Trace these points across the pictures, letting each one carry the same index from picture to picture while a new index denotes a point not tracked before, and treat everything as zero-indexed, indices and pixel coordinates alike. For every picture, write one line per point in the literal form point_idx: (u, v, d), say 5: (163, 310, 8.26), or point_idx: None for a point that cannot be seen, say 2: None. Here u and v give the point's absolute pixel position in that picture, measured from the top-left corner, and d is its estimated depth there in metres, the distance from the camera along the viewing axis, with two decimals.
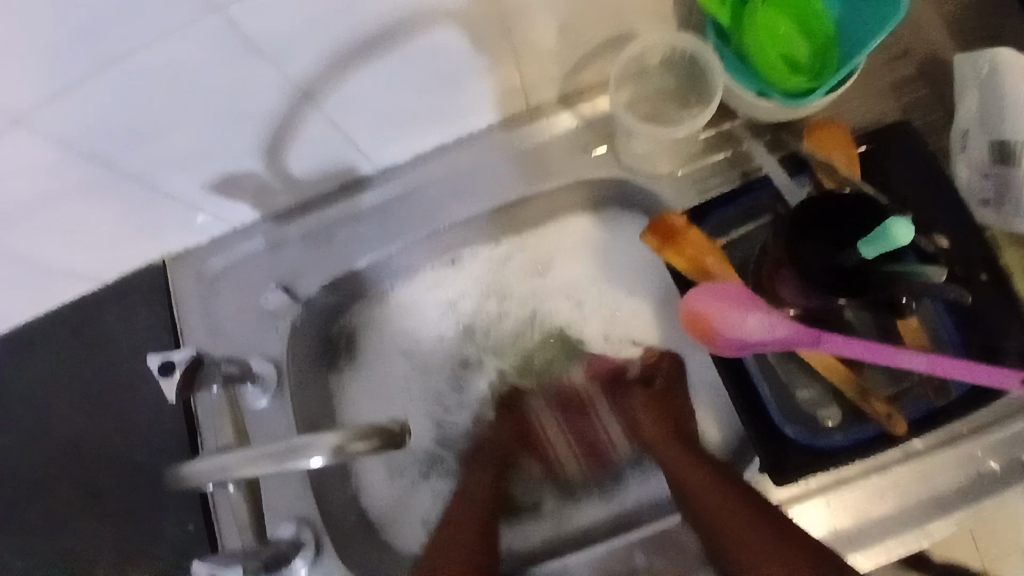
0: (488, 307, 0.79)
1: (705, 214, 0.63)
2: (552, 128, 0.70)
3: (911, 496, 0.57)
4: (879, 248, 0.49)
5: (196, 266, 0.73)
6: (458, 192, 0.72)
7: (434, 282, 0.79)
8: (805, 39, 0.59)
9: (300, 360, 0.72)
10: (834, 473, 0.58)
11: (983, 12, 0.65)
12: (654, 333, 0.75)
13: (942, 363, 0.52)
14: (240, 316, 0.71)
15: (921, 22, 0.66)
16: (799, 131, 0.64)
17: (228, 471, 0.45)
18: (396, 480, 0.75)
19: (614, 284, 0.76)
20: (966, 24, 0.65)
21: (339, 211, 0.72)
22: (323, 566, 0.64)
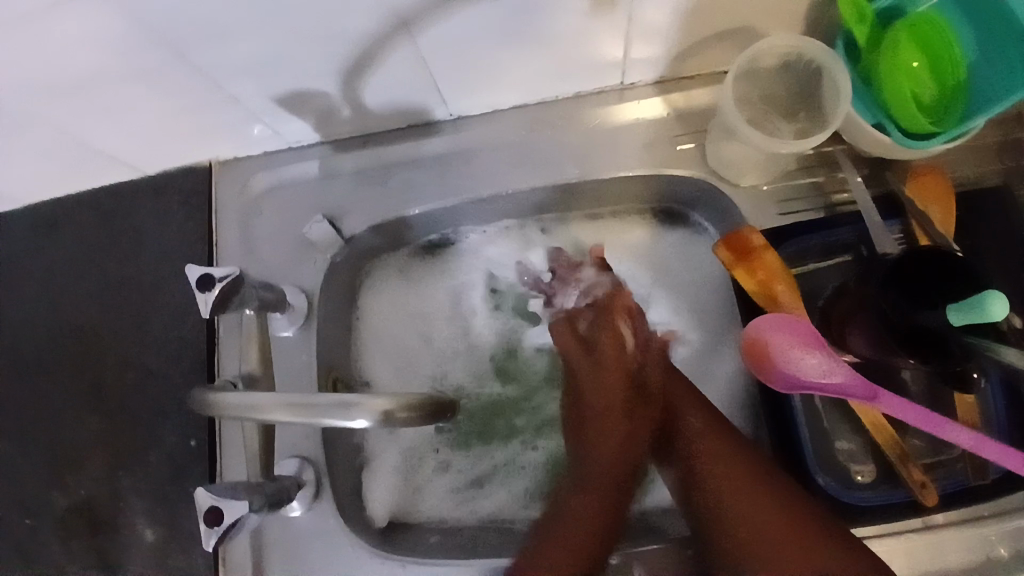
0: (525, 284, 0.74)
1: (784, 238, 0.60)
2: (640, 113, 0.66)
3: (919, 565, 0.55)
4: (968, 319, 0.46)
5: (242, 178, 0.70)
6: (526, 159, 0.67)
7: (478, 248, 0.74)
8: (933, 81, 0.55)
9: (331, 297, 0.70)
10: (875, 528, 0.55)
11: None
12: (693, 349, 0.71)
13: (989, 445, 0.50)
14: (279, 240, 0.68)
15: None
16: (902, 172, 0.60)
17: (256, 412, 0.43)
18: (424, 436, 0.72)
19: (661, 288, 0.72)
20: None
21: (401, 154, 0.68)
22: (319, 509, 0.63)
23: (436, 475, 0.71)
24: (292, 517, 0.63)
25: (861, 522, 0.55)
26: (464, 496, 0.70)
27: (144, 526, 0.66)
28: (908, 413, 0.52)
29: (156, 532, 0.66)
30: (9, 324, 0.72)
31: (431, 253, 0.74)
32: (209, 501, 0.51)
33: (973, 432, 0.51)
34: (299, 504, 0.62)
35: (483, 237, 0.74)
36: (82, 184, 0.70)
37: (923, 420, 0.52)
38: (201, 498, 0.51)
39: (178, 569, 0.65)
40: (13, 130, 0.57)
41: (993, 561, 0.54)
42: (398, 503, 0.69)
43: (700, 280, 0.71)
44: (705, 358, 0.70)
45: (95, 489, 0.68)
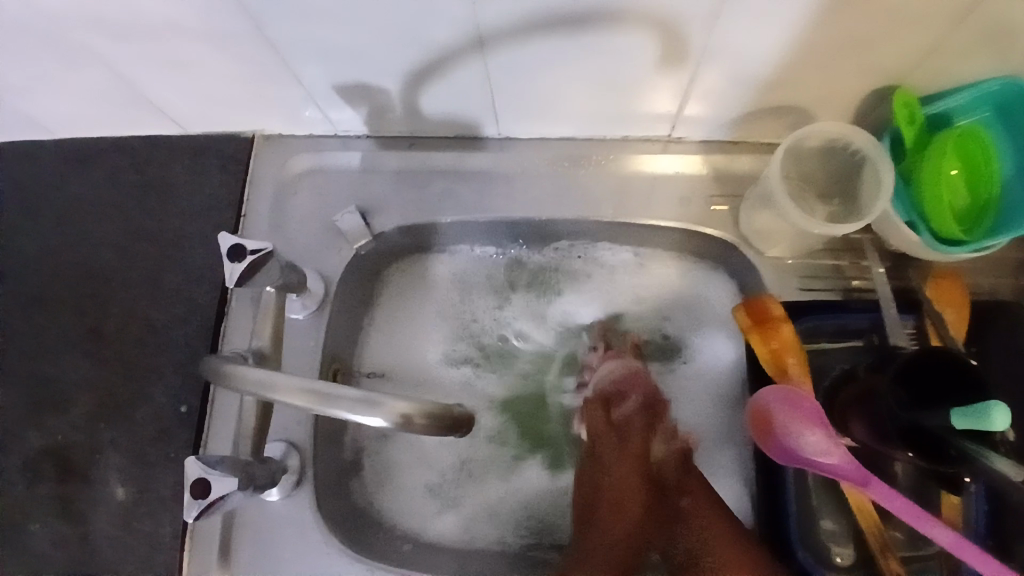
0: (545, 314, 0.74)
1: (804, 313, 0.62)
2: (683, 167, 0.68)
3: None
4: (969, 424, 0.48)
5: (284, 156, 0.70)
6: (564, 192, 0.68)
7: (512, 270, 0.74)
8: (966, 192, 0.59)
9: (349, 290, 0.70)
10: None
11: None
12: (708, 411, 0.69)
13: (967, 547, 0.51)
14: (309, 223, 0.69)
15: None
16: (924, 271, 0.62)
17: (271, 391, 0.43)
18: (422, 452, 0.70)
19: (673, 342, 0.71)
20: None
21: (444, 162, 0.69)
22: (297, 497, 0.63)
23: (422, 497, 0.68)
24: (269, 500, 0.62)
25: None
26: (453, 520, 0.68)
27: (115, 485, 0.65)
28: (895, 504, 0.53)
29: (128, 492, 0.64)
30: (19, 254, 0.72)
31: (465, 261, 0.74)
32: (197, 471, 0.51)
33: (953, 533, 0.52)
34: (278, 489, 0.62)
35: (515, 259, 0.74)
36: (126, 131, 0.70)
37: (909, 514, 0.53)
38: (191, 466, 0.51)
39: (140, 534, 0.63)
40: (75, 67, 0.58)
41: None
42: (377, 508, 0.67)
43: (713, 338, 0.70)
44: (713, 420, 0.69)
45: (72, 435, 0.67)
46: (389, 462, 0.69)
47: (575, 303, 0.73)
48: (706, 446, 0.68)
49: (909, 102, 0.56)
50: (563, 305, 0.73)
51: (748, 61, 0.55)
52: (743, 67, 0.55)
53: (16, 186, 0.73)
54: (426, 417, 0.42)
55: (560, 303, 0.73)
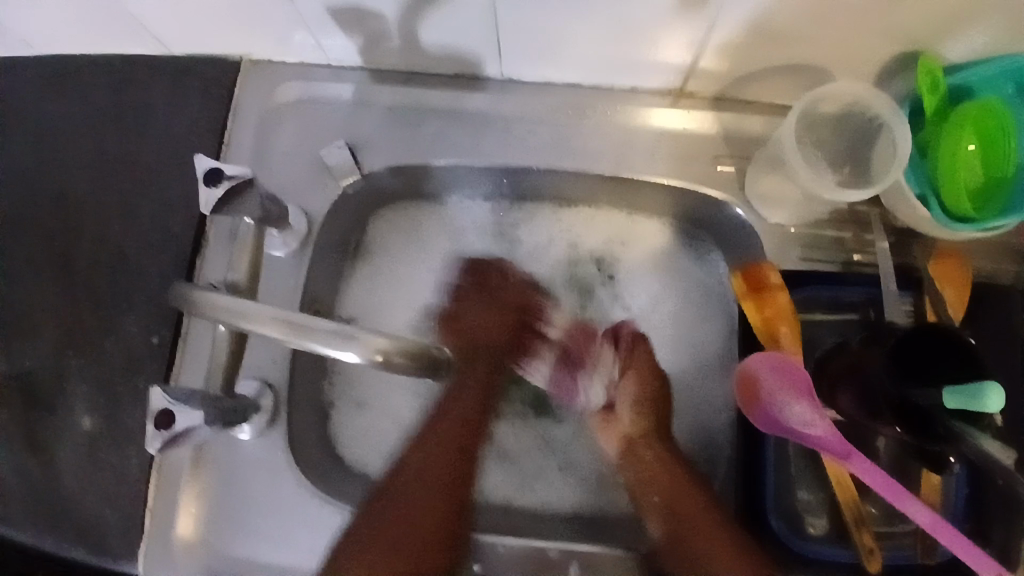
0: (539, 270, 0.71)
1: (802, 283, 0.60)
2: (689, 123, 0.65)
3: None
4: (959, 403, 0.47)
5: (272, 83, 0.66)
6: (565, 142, 0.65)
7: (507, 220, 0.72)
8: (981, 168, 0.56)
9: (334, 228, 0.67)
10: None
11: None
12: (695, 376, 0.68)
13: (945, 527, 0.51)
14: (295, 157, 0.66)
15: None
16: (928, 248, 0.60)
17: (245, 321, 0.41)
18: (406, 400, 0.68)
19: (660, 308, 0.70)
20: None
21: (440, 101, 0.65)
22: (270, 437, 0.61)
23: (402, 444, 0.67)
24: (240, 439, 0.61)
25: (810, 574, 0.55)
26: None
27: (81, 414, 0.63)
28: (876, 479, 0.53)
29: (94, 422, 0.62)
30: None
31: (460, 208, 0.71)
32: (163, 402, 0.50)
33: (932, 514, 0.52)
34: (249, 427, 0.60)
35: (509, 211, 0.71)
36: (103, 45, 0.65)
37: (889, 492, 0.53)
38: (157, 396, 0.50)
39: (105, 465, 0.62)
40: None
41: None
42: (354, 453, 0.66)
43: (705, 304, 0.69)
44: (699, 389, 0.67)
45: (39, 362, 0.64)
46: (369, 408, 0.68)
47: (568, 260, 0.71)
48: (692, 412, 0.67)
49: (934, 69, 0.53)
50: (554, 260, 0.71)
51: (770, 14, 0.51)
52: (766, 17, 0.52)
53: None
54: (405, 355, 0.40)
55: (557, 256, 0.71)
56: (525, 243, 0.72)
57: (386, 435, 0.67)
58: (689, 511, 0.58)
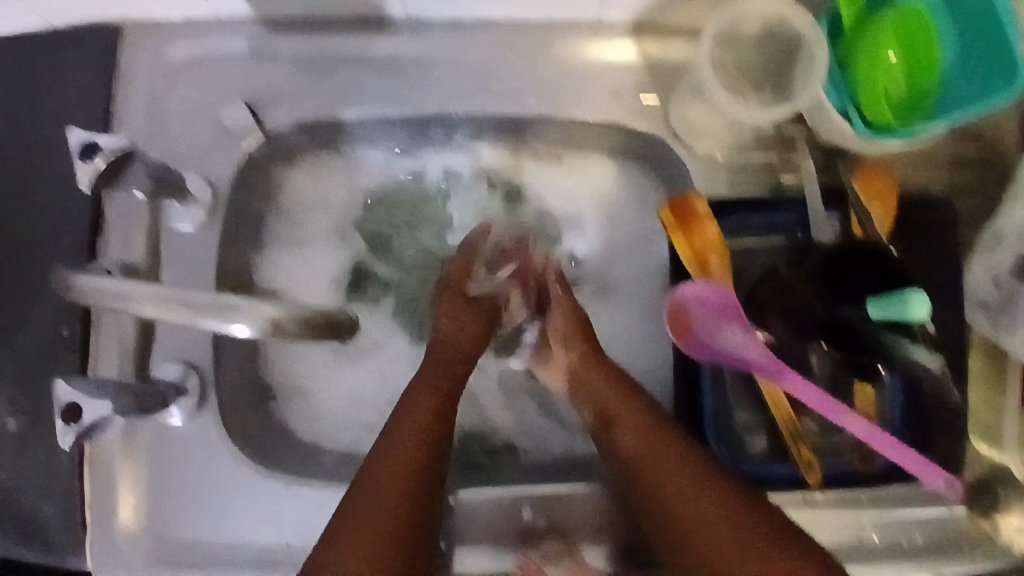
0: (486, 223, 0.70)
1: (729, 210, 0.59)
2: (609, 54, 0.62)
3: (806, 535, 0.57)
4: (884, 315, 0.47)
5: (160, 44, 0.61)
6: (484, 83, 0.62)
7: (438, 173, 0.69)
8: (904, 80, 0.56)
9: (244, 194, 0.63)
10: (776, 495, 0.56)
11: None
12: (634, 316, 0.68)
13: (880, 437, 0.54)
14: (193, 122, 0.61)
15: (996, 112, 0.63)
16: (853, 165, 0.59)
17: (128, 303, 0.39)
18: (346, 368, 0.68)
19: (587, 241, 0.69)
20: None
21: (344, 48, 0.61)
22: (202, 419, 0.60)
23: (345, 410, 0.67)
24: (171, 422, 0.59)
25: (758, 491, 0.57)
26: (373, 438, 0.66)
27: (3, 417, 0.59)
28: (808, 394, 0.54)
29: (20, 423, 0.59)
30: None
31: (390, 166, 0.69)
32: (68, 395, 0.51)
33: (866, 423, 0.54)
34: (179, 411, 0.59)
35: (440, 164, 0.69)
36: None
37: (822, 407, 0.54)
38: (60, 391, 0.51)
39: (36, 466, 0.59)
40: None
41: (858, 543, 0.57)
42: (297, 424, 0.65)
43: (640, 244, 0.67)
44: (639, 328, 0.67)
45: None
46: (309, 377, 0.67)
47: (507, 207, 0.69)
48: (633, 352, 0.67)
49: None
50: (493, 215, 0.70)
51: None
52: None
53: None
54: (297, 320, 0.39)
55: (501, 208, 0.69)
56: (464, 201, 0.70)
57: (335, 398, 0.67)
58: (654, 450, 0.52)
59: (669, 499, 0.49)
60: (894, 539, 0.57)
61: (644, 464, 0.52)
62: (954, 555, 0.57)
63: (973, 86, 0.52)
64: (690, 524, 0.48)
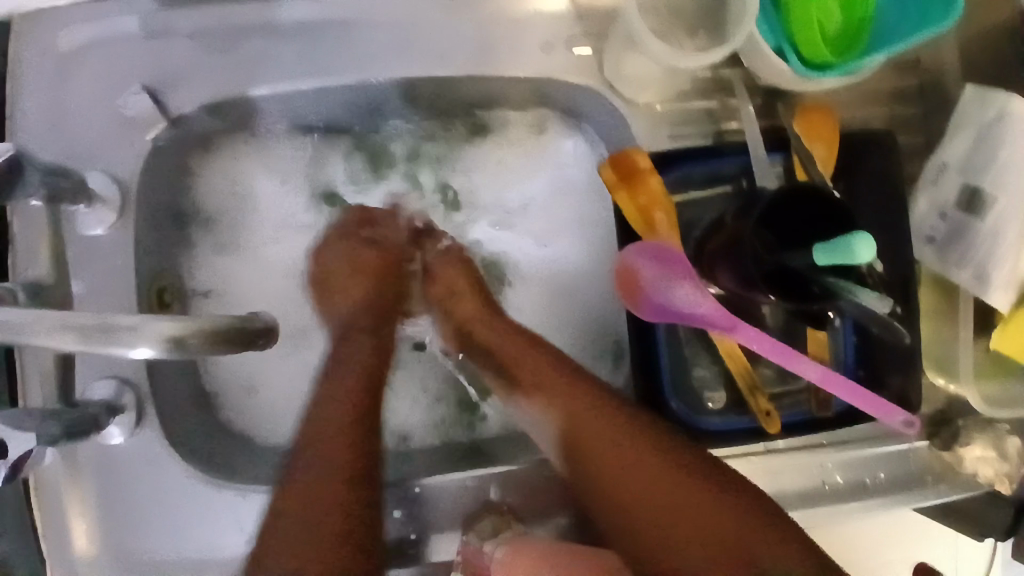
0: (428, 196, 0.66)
1: (671, 162, 0.57)
2: (535, 6, 0.58)
3: (773, 483, 0.57)
4: (832, 260, 0.45)
5: (43, 30, 0.55)
6: (409, 45, 0.58)
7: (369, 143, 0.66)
8: (840, 14, 0.54)
9: (158, 188, 0.58)
10: (736, 445, 0.57)
11: None
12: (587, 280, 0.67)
13: (834, 379, 0.54)
14: (90, 113, 0.56)
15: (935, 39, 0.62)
16: (792, 106, 0.58)
17: (17, 333, 0.35)
18: (293, 363, 0.65)
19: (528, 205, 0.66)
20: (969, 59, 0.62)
21: (248, 19, 0.56)
22: (143, 435, 0.56)
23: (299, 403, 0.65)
24: (111, 442, 0.56)
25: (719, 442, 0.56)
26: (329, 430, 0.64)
27: None
28: (763, 344, 0.54)
29: None
30: None
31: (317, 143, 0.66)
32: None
33: (820, 368, 0.54)
34: (118, 430, 0.55)
35: (375, 136, 0.66)
36: None
37: (779, 355, 0.54)
38: None
39: None
40: None
41: (823, 486, 0.57)
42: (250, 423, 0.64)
43: (586, 205, 0.65)
44: (594, 292, 0.65)
45: None
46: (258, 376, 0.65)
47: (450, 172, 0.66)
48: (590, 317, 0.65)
49: None
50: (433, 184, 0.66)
51: None
52: None
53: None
54: (205, 334, 0.36)
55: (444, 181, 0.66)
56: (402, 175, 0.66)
57: (286, 392, 0.65)
58: (603, 437, 0.50)
59: (606, 454, 0.49)
60: (858, 476, 0.57)
61: (581, 439, 0.51)
62: (914, 487, 0.57)
63: (910, 17, 0.52)
64: (614, 484, 0.49)
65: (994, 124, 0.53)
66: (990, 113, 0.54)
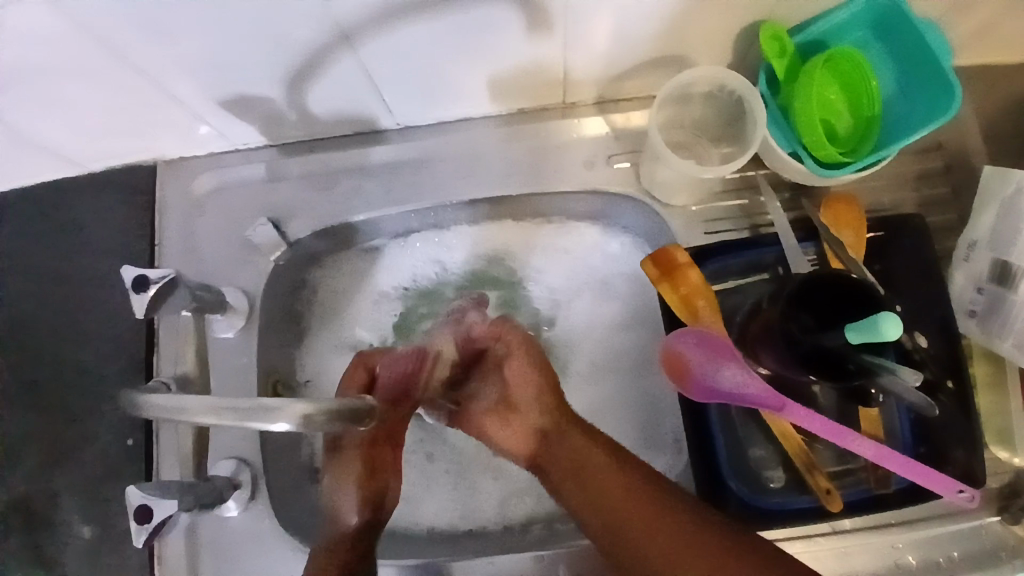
0: (498, 288, 0.74)
1: (709, 255, 0.64)
2: (577, 130, 0.69)
3: (845, 566, 0.59)
4: (864, 338, 0.49)
5: (186, 180, 0.70)
6: (474, 171, 0.69)
7: (441, 244, 0.74)
8: (848, 116, 0.60)
9: (278, 297, 0.71)
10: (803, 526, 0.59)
11: (1008, 137, 0.67)
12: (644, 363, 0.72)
13: (888, 456, 0.55)
14: (223, 241, 0.69)
15: (949, 130, 0.67)
16: (820, 199, 0.64)
17: (180, 414, 0.43)
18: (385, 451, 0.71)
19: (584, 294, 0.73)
20: (987, 145, 0.67)
21: (345, 160, 0.69)
22: (255, 509, 0.64)
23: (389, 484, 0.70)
24: (227, 516, 0.64)
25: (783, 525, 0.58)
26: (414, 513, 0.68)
27: (79, 525, 0.67)
28: (815, 423, 0.56)
29: (94, 529, 0.66)
30: None
31: (400, 251, 0.74)
32: (138, 500, 0.54)
33: (875, 445, 0.56)
34: (234, 503, 0.63)
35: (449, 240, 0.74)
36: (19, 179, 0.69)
37: (831, 433, 0.56)
38: (132, 495, 0.54)
39: (113, 567, 0.65)
40: None
41: (896, 568, 0.58)
42: None
43: (638, 294, 0.72)
44: (651, 374, 0.70)
45: (30, 488, 0.68)
46: None
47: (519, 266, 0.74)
48: (650, 399, 0.70)
49: (777, 34, 0.57)
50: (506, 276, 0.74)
51: (619, 19, 0.56)
52: (616, 25, 0.57)
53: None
54: (327, 412, 0.44)
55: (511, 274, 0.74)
56: (473, 275, 0.75)
57: None
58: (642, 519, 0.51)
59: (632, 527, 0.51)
60: (931, 555, 0.58)
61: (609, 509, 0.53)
62: (993, 564, 0.57)
63: (918, 110, 0.59)
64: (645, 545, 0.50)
65: (1014, 201, 0.57)
66: (1010, 191, 0.57)
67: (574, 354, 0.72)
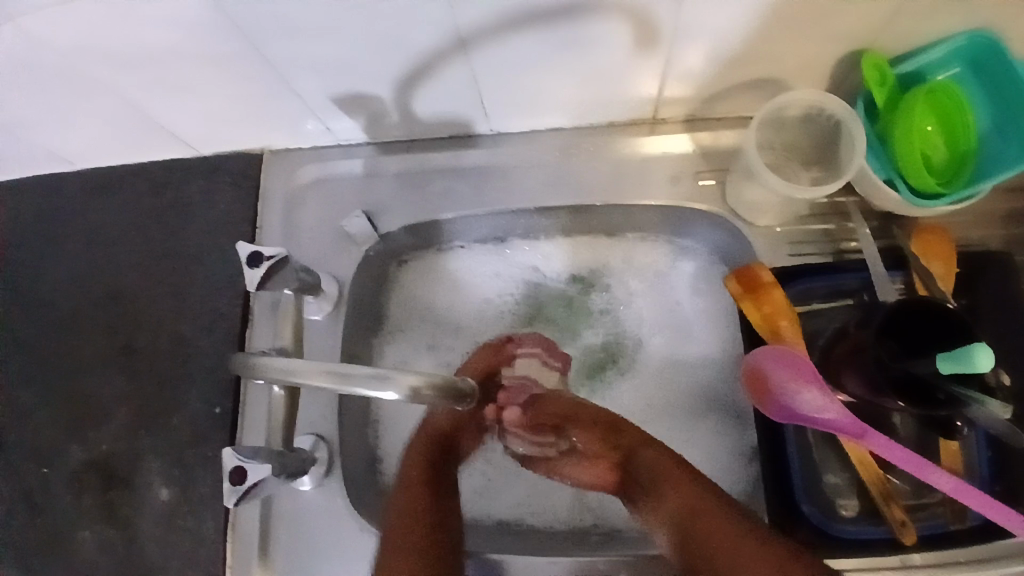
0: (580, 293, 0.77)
1: (793, 277, 0.65)
2: (665, 146, 0.70)
3: None
4: (955, 368, 0.49)
5: (289, 169, 0.74)
6: (561, 180, 0.71)
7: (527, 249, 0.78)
8: (942, 147, 0.61)
9: (366, 287, 0.74)
10: (875, 558, 0.58)
11: None
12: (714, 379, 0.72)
13: (968, 491, 0.54)
14: (318, 229, 0.73)
15: None
16: (908, 229, 0.64)
17: (289, 374, 0.46)
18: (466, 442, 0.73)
19: (658, 308, 0.75)
20: None
21: (439, 161, 0.72)
22: (328, 486, 0.67)
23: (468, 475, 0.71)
24: (302, 490, 0.67)
25: (854, 554, 0.58)
26: (482, 504, 0.70)
27: (159, 486, 0.69)
28: (894, 452, 0.56)
29: (171, 492, 0.69)
30: (52, 284, 0.76)
31: (484, 256, 0.78)
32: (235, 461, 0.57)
33: (954, 479, 0.55)
34: (310, 478, 0.66)
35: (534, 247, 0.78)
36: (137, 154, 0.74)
37: (910, 464, 0.55)
38: (229, 457, 0.57)
39: (187, 528, 0.68)
40: (77, 90, 0.61)
41: None
42: None
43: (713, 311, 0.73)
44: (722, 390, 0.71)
45: (115, 446, 0.71)
46: None
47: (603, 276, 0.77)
48: (717, 414, 0.71)
49: (877, 64, 0.58)
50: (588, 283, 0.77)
51: (722, 40, 0.57)
52: (718, 46, 0.58)
53: (30, 211, 0.77)
54: (433, 387, 0.47)
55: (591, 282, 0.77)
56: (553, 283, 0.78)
57: None
58: (697, 508, 0.56)
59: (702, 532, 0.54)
60: None
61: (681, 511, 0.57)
62: None
63: (1011, 147, 0.58)
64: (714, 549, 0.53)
65: None
66: None
67: (646, 365, 0.74)
